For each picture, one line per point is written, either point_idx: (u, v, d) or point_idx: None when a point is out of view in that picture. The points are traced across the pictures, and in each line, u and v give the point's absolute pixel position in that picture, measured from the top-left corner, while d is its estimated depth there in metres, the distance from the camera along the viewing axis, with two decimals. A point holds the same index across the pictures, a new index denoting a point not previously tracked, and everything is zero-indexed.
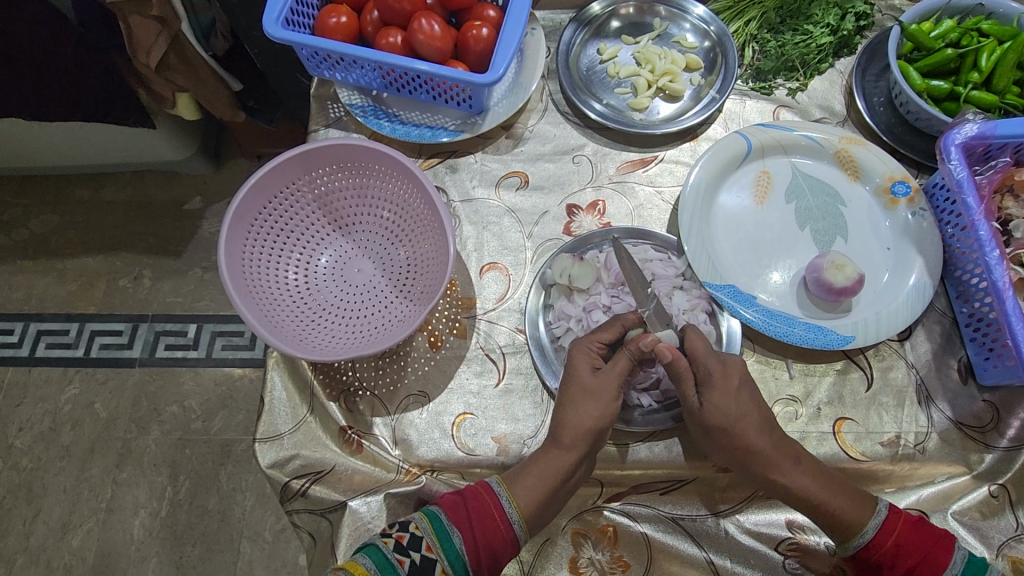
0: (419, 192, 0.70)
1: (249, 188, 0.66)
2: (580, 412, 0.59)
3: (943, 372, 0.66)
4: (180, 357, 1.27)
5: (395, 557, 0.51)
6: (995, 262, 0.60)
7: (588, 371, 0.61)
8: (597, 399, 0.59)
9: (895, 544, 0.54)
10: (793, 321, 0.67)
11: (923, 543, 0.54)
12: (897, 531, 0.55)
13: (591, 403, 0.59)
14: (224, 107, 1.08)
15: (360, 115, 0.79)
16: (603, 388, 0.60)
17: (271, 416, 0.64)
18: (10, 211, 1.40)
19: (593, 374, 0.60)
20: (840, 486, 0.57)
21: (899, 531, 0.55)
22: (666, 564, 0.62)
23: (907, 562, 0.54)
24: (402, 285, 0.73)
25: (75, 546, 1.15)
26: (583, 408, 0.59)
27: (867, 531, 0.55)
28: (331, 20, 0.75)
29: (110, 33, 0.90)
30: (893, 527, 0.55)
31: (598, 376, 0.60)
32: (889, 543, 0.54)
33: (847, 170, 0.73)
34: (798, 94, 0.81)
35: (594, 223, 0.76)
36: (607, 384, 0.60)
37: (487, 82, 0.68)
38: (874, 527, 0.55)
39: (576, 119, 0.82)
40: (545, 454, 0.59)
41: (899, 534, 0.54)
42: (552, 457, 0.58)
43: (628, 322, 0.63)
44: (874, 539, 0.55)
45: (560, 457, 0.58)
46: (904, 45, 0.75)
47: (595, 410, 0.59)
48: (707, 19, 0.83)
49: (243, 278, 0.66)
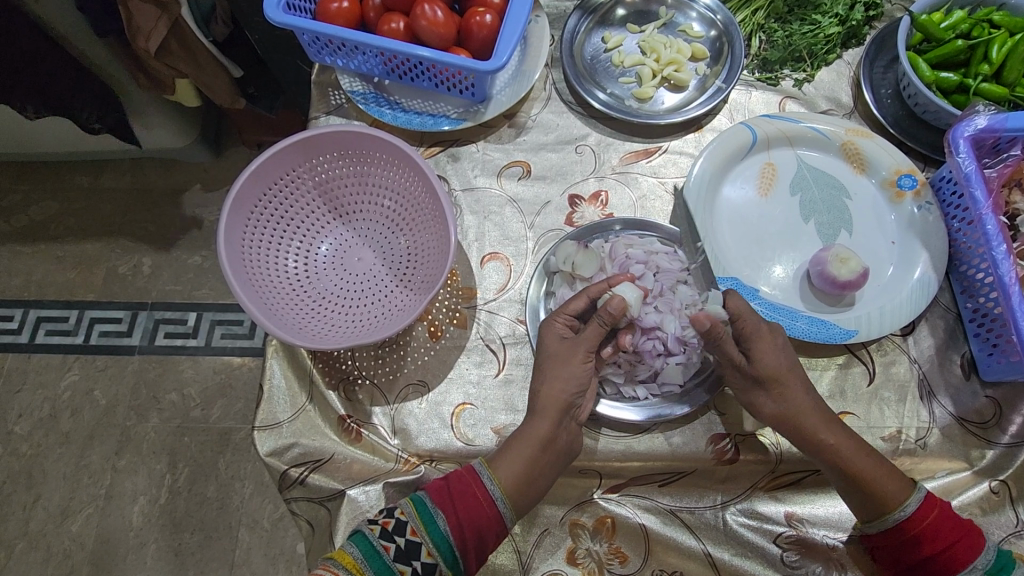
0: (420, 180, 0.69)
1: (249, 175, 0.65)
2: (551, 376, 0.60)
3: (946, 368, 0.66)
4: (179, 344, 1.27)
5: (380, 543, 0.51)
6: (1002, 257, 0.59)
7: (558, 339, 0.62)
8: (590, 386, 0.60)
9: (937, 519, 0.54)
10: (795, 314, 0.66)
11: (957, 527, 0.53)
12: (939, 509, 0.54)
13: (562, 366, 0.60)
14: (225, 94, 1.08)
15: (361, 102, 0.79)
16: (571, 350, 0.61)
17: (270, 404, 0.63)
18: (9, 197, 1.40)
19: (564, 343, 0.61)
20: (876, 457, 0.57)
21: (940, 511, 0.54)
22: (664, 557, 0.63)
23: (944, 541, 0.53)
24: (403, 273, 0.72)
25: (74, 531, 1.16)
26: (555, 374, 0.60)
27: (910, 503, 0.54)
28: (333, 5, 0.74)
29: (108, 17, 0.89)
30: (934, 504, 0.54)
31: (566, 342, 0.61)
32: (930, 518, 0.54)
33: (852, 162, 0.72)
34: (804, 85, 0.80)
35: (596, 214, 0.76)
36: (576, 347, 0.61)
37: (490, 69, 0.68)
38: (918, 501, 0.54)
39: (579, 109, 0.81)
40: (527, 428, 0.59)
41: (941, 512, 0.54)
42: (532, 428, 0.58)
43: (594, 291, 0.62)
44: (917, 512, 0.54)
45: (539, 427, 0.58)
46: (913, 36, 0.74)
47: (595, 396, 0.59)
48: (713, 8, 0.82)
49: (242, 264, 0.66)
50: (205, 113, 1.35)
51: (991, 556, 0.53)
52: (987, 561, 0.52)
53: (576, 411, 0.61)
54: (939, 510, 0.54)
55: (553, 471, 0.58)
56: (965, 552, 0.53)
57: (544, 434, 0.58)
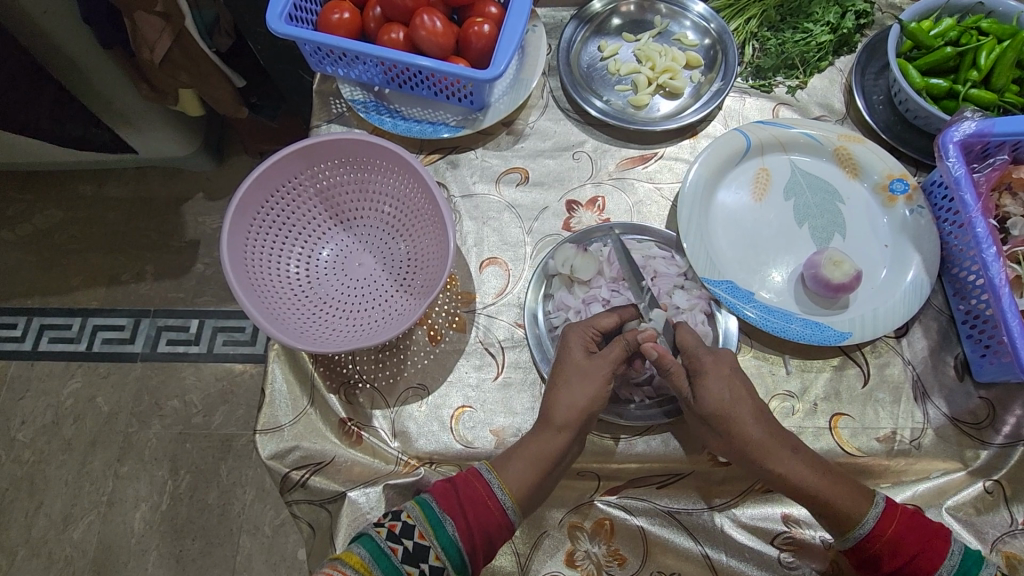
0: (420, 186, 0.70)
1: (252, 182, 0.67)
2: (571, 391, 0.60)
3: (939, 369, 0.66)
4: (181, 351, 1.28)
5: (388, 545, 0.51)
6: (992, 259, 0.60)
7: (587, 356, 0.61)
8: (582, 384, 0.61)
9: (896, 531, 0.54)
10: (790, 317, 0.67)
11: (921, 535, 0.53)
12: (898, 521, 0.54)
13: (580, 378, 0.60)
14: (227, 104, 1.09)
15: (362, 110, 0.80)
16: (596, 367, 0.60)
17: (272, 407, 0.64)
18: (14, 206, 1.41)
19: (583, 357, 0.61)
20: (835, 476, 0.56)
21: (900, 521, 0.54)
22: (662, 558, 0.63)
23: (905, 554, 0.53)
24: (403, 278, 0.73)
25: (76, 538, 1.16)
26: (578, 392, 0.59)
27: (866, 521, 0.54)
28: (334, 16, 0.76)
29: (113, 29, 0.91)
30: (891, 517, 0.54)
31: (599, 362, 0.61)
32: (889, 532, 0.54)
33: (845, 167, 0.74)
34: (798, 92, 0.81)
35: (593, 219, 0.77)
36: (599, 365, 0.60)
37: (488, 77, 0.69)
38: (875, 516, 0.54)
39: (576, 116, 0.82)
40: (533, 436, 0.59)
41: (900, 524, 0.54)
42: (540, 438, 0.59)
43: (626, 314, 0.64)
44: (876, 529, 0.54)
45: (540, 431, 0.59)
46: (904, 43, 0.76)
47: (584, 391, 0.59)
48: (707, 17, 0.83)
49: (245, 269, 0.67)
50: (207, 122, 1.37)
51: (956, 559, 0.52)
52: (950, 566, 0.52)
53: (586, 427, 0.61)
54: (897, 522, 0.54)
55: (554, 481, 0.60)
56: (929, 561, 0.53)
57: (545, 438, 0.58)
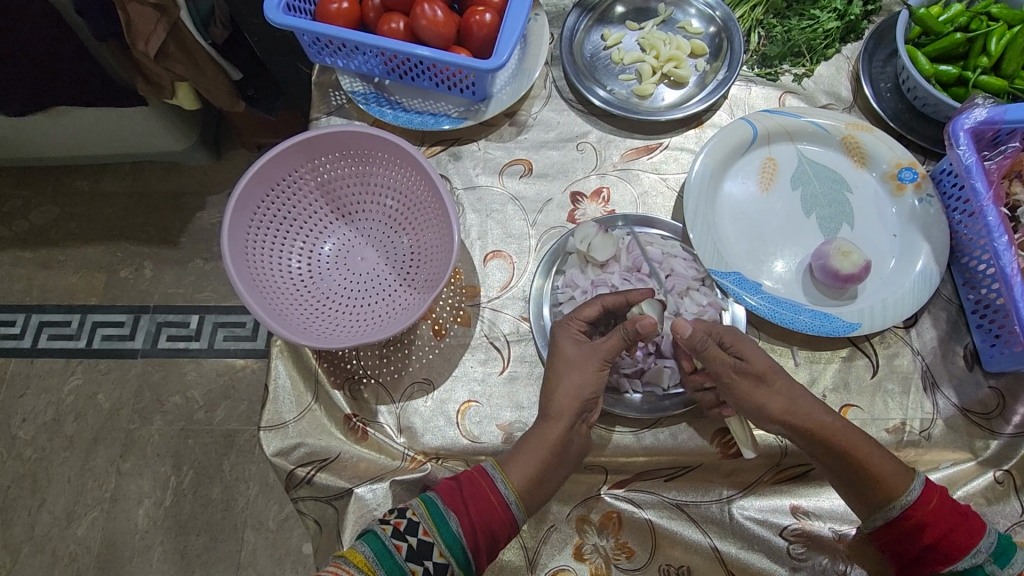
0: (422, 179, 0.69)
1: (252, 175, 0.66)
2: (568, 383, 0.60)
3: (949, 359, 0.66)
4: (182, 347, 1.28)
5: (393, 543, 0.51)
6: (1003, 248, 0.60)
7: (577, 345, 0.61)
8: (582, 370, 0.60)
9: (939, 505, 0.54)
10: (798, 308, 0.67)
11: (959, 511, 0.54)
12: (939, 496, 0.55)
13: (577, 374, 0.60)
14: (224, 97, 1.08)
15: (362, 102, 0.79)
16: (588, 357, 0.60)
17: (276, 404, 0.64)
18: (11, 203, 1.40)
19: (581, 348, 0.61)
20: (877, 449, 0.57)
21: (942, 497, 0.54)
22: (670, 551, 0.62)
23: (945, 529, 0.53)
24: (406, 273, 0.72)
25: (80, 535, 1.16)
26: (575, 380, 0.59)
27: (912, 491, 0.55)
28: (333, 6, 0.74)
29: (108, 21, 0.89)
30: (934, 491, 0.55)
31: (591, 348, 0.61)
32: (933, 503, 0.54)
33: (853, 156, 0.73)
34: (804, 80, 0.80)
35: (597, 211, 0.76)
36: (593, 355, 0.60)
37: (490, 67, 0.68)
38: (918, 489, 0.55)
39: (579, 107, 0.81)
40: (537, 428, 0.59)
41: (942, 498, 0.54)
42: (548, 437, 0.58)
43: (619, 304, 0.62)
44: (921, 498, 0.54)
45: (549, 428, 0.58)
46: (912, 29, 0.75)
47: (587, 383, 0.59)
48: (711, 4, 0.82)
49: (246, 265, 0.66)
50: (204, 117, 1.35)
51: (993, 539, 0.53)
52: (990, 543, 0.53)
53: (588, 416, 0.61)
54: (940, 495, 0.55)
55: (561, 477, 0.59)
56: (968, 538, 0.53)
57: (556, 440, 0.58)
